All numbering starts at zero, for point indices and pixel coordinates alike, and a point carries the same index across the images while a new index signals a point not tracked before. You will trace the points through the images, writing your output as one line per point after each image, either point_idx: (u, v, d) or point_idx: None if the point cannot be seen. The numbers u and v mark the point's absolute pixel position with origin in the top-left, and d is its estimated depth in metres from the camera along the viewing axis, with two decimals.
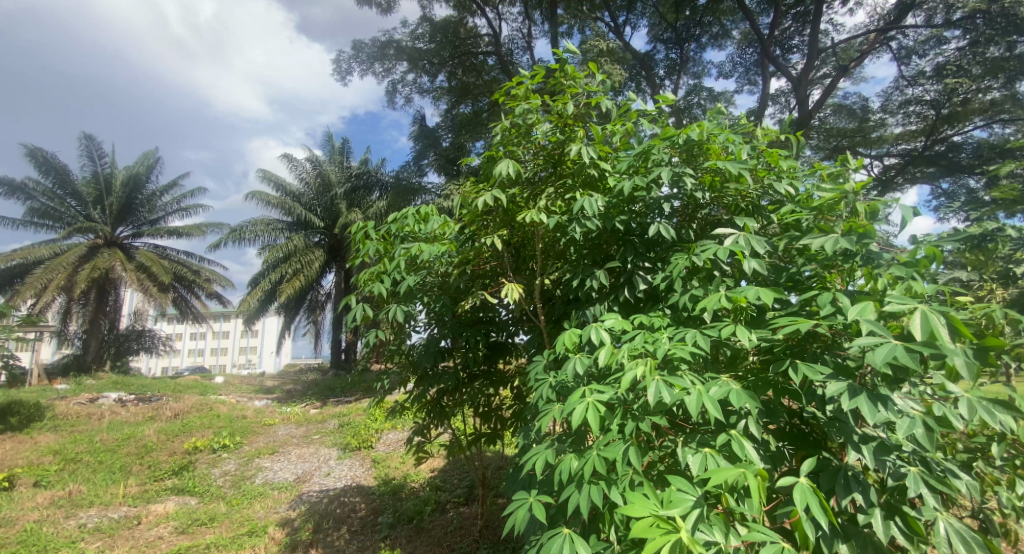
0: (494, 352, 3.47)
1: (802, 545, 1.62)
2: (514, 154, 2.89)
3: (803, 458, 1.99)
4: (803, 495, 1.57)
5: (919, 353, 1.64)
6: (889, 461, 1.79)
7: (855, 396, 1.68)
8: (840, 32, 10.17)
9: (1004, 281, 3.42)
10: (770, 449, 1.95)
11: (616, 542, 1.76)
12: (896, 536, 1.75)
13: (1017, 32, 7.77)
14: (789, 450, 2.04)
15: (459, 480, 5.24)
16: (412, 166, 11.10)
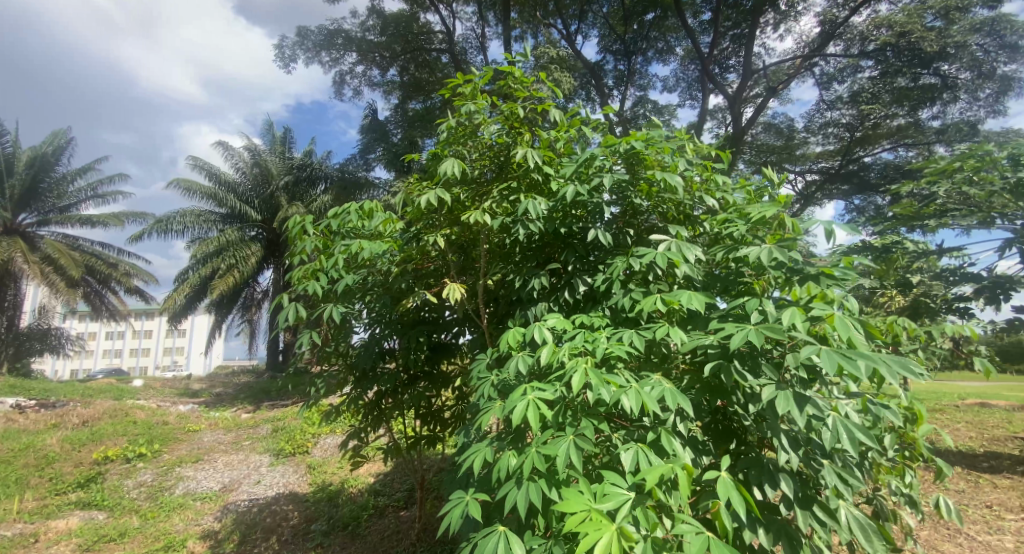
0: (436, 352, 3.38)
1: (723, 536, 1.68)
2: (460, 154, 2.85)
3: (725, 452, 2.05)
4: (727, 489, 1.62)
5: (831, 356, 1.76)
6: (802, 455, 1.88)
7: (774, 396, 1.76)
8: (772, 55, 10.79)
9: (904, 287, 4.25)
10: (697, 444, 2.00)
11: (548, 538, 1.75)
12: (806, 523, 1.88)
13: (921, 65, 8.62)
14: (713, 444, 2.10)
15: (399, 484, 5.12)
16: (358, 161, 10.81)
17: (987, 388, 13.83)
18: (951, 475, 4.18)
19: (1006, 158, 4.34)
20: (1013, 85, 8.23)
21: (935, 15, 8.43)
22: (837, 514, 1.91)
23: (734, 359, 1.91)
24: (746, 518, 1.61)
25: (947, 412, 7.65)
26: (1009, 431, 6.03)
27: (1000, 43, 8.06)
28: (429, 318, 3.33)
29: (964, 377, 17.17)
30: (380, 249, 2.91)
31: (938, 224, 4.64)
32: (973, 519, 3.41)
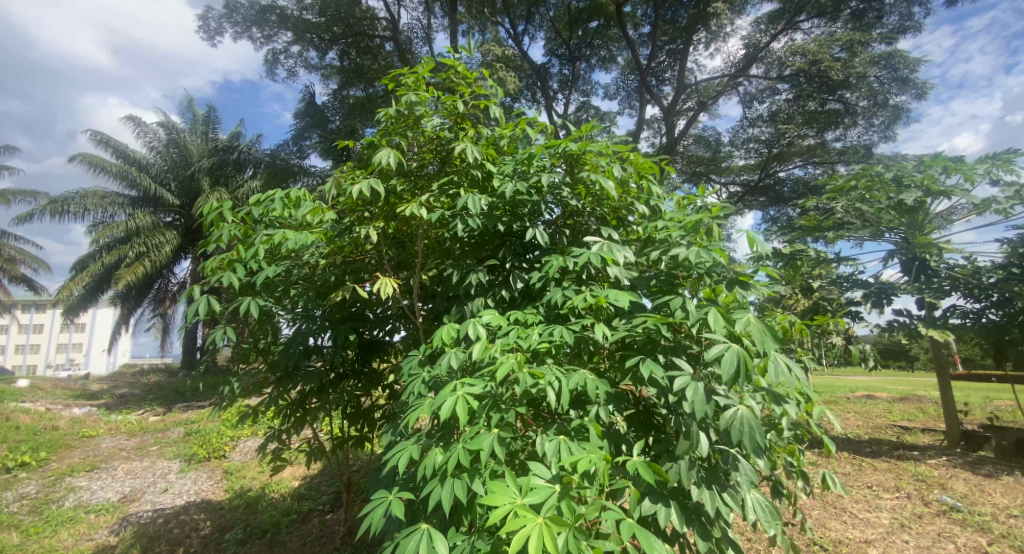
0: (366, 349, 3.26)
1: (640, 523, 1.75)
2: (399, 145, 2.78)
3: (645, 442, 2.13)
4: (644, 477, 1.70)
5: (744, 355, 1.88)
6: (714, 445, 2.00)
7: (692, 391, 1.87)
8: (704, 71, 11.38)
9: (805, 291, 4.80)
10: (622, 437, 2.05)
11: (473, 533, 1.73)
12: (717, 507, 1.98)
13: (829, 91, 9.40)
14: (633, 434, 2.18)
15: (325, 487, 4.93)
16: (291, 146, 10.10)
17: (875, 381, 15.39)
18: (840, 460, 4.59)
19: (896, 178, 4.80)
20: (901, 115, 9.18)
21: (841, 47, 9.21)
22: (744, 499, 2.05)
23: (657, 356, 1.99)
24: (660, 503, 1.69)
25: (840, 404, 8.43)
26: (890, 420, 6.74)
27: (894, 76, 8.95)
28: (360, 314, 3.21)
29: (856, 372, 18.94)
30: (307, 240, 2.77)
31: (835, 235, 5.17)
32: (857, 499, 3.75)
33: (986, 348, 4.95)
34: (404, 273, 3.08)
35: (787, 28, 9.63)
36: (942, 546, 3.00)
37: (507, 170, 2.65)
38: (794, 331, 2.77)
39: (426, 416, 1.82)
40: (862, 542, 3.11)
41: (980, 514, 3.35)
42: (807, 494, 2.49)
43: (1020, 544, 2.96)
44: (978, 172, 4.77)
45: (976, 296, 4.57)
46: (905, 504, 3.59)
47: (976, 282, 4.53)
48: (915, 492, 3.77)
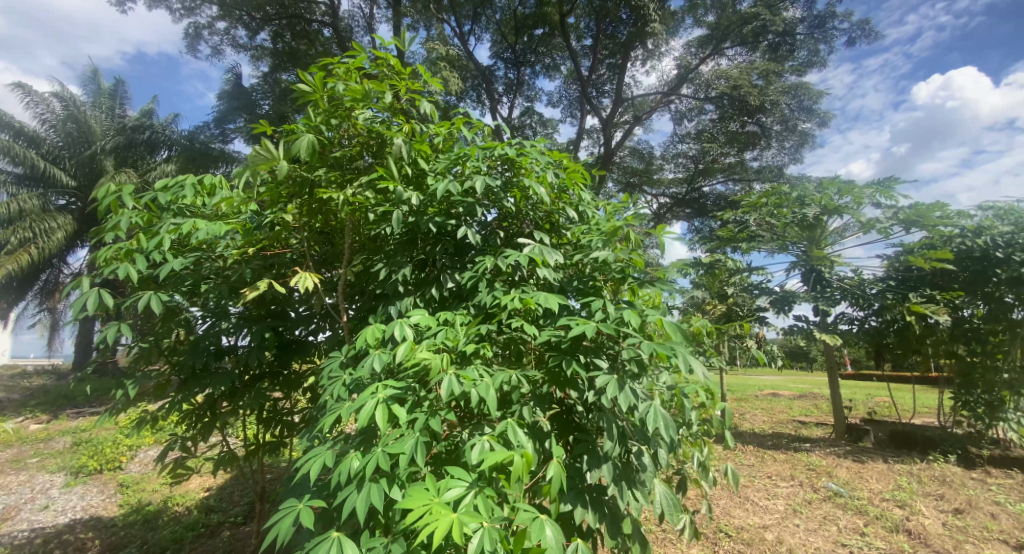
0: (284, 350, 3.07)
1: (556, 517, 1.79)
2: (327, 135, 2.67)
3: (567, 441, 2.19)
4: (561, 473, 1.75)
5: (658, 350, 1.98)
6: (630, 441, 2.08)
7: (608, 387, 1.95)
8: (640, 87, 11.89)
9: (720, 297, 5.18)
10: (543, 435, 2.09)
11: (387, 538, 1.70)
12: (629, 501, 2.05)
13: (748, 114, 10.14)
14: (555, 434, 2.22)
15: (238, 498, 4.63)
16: (212, 129, 9.45)
17: (782, 380, 16.78)
18: (745, 453, 4.94)
19: (798, 197, 5.29)
20: (807, 140, 10.11)
21: (759, 75, 9.99)
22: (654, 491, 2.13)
23: (577, 356, 2.06)
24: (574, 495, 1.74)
25: (750, 401, 9.13)
26: (791, 416, 7.38)
27: (801, 105, 9.82)
28: (280, 311, 3.05)
29: (764, 372, 20.59)
30: (220, 232, 2.60)
31: (748, 246, 5.64)
32: (757, 488, 4.06)
33: (868, 351, 5.52)
34: (329, 270, 2.97)
35: (713, 53, 10.31)
36: (826, 529, 3.31)
37: (441, 168, 2.63)
38: (705, 333, 2.95)
39: (343, 419, 1.79)
40: (760, 527, 3.36)
41: (858, 498, 3.73)
42: (714, 484, 2.64)
43: (890, 524, 3.32)
44: (866, 194, 5.34)
45: (862, 305, 5.10)
46: (798, 491, 3.93)
47: (862, 293, 5.03)
48: (806, 480, 4.14)
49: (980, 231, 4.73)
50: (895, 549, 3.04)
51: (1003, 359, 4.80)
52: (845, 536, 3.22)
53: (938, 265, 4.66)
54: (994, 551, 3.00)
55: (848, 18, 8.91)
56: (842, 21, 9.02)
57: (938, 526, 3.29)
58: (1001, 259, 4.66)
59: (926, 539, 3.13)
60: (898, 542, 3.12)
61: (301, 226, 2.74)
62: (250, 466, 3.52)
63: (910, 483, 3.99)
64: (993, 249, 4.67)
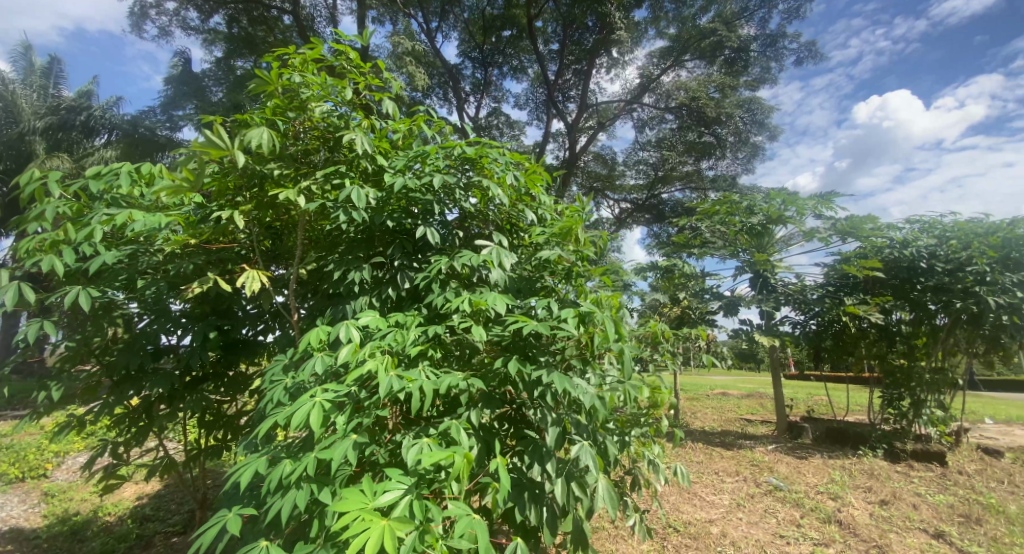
0: (230, 350, 2.94)
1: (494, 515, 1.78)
2: (280, 127, 2.58)
3: (516, 440, 2.19)
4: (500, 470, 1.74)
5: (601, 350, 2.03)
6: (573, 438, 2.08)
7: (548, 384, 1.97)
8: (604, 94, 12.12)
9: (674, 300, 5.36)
10: (489, 437, 2.09)
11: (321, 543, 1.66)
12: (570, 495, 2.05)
13: (704, 125, 10.51)
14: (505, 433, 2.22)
15: (176, 506, 4.41)
16: (158, 115, 8.98)
17: (733, 380, 17.43)
18: (695, 450, 5.10)
19: (748, 206, 5.52)
20: (758, 152, 10.57)
21: (716, 88, 10.37)
22: (596, 485, 2.12)
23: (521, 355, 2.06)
24: (512, 492, 1.74)
25: (702, 400, 9.47)
26: (738, 414, 7.70)
27: (754, 119, 10.27)
28: (226, 309, 2.92)
29: (714, 373, 21.42)
30: (158, 224, 2.47)
31: (700, 251, 5.87)
32: (704, 484, 4.20)
33: (808, 352, 5.76)
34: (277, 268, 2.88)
35: (674, 64, 10.61)
36: (767, 522, 3.46)
37: (400, 165, 2.58)
38: (658, 335, 3.00)
39: (277, 424, 1.74)
40: (706, 522, 3.47)
41: (796, 492, 3.92)
42: (665, 482, 2.66)
43: (824, 515, 3.50)
44: (809, 206, 5.63)
45: (803, 310, 5.34)
46: (742, 486, 4.09)
47: (803, 298, 5.29)
48: (750, 475, 4.32)
49: (906, 243, 5.07)
50: (827, 540, 3.20)
51: (923, 357, 5.18)
52: (783, 528, 3.37)
53: (868, 273, 4.97)
54: (917, 539, 3.21)
55: (797, 39, 9.38)
56: (792, 41, 9.49)
57: (865, 517, 3.49)
58: (924, 269, 5.02)
59: (855, 529, 3.31)
60: (831, 533, 3.29)
61: (250, 221, 2.64)
62: (188, 472, 3.36)
63: (842, 476, 4.24)
64: (917, 260, 5.02)
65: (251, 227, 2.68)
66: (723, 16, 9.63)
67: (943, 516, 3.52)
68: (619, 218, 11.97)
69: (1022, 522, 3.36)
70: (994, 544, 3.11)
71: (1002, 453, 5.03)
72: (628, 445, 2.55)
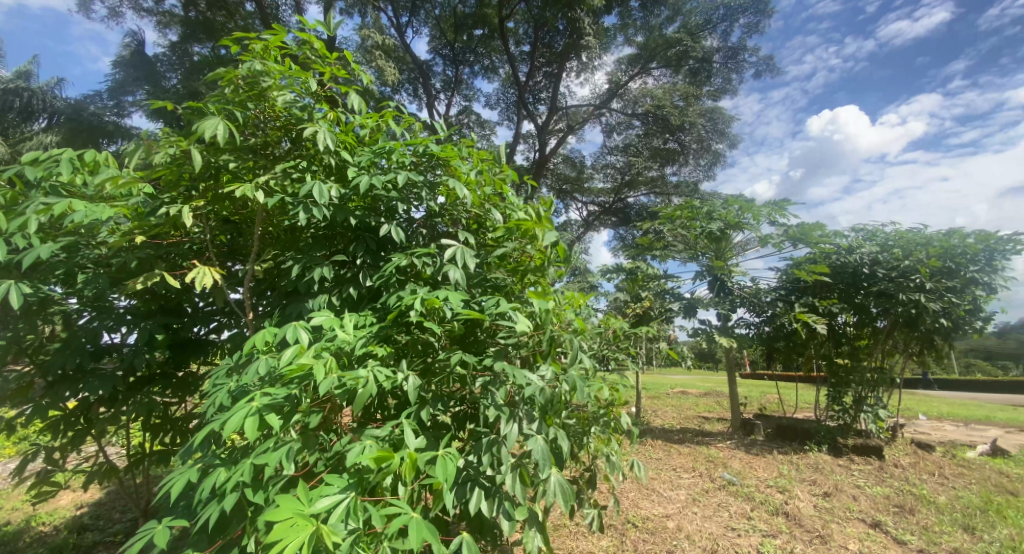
0: (180, 349, 2.85)
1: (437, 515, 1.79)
2: (239, 117, 2.52)
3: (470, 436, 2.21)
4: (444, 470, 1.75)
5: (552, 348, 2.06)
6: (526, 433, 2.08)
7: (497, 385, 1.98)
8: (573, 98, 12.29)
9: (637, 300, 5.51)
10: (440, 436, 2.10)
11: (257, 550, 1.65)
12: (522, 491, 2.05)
13: (668, 132, 10.80)
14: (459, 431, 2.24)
15: (119, 515, 4.23)
16: (104, 100, 8.44)
17: (693, 379, 17.92)
18: (654, 447, 5.25)
19: (708, 212, 5.71)
20: (719, 160, 10.93)
21: (680, 97, 10.67)
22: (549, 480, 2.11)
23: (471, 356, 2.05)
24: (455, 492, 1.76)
25: (663, 398, 9.75)
26: (697, 411, 7.96)
27: (715, 128, 10.61)
28: (175, 306, 2.83)
29: (675, 371, 22.11)
30: (100, 215, 2.36)
31: (663, 254, 6.06)
32: (661, 479, 4.34)
33: (762, 352, 6.04)
34: (232, 264, 2.79)
35: (641, 72, 10.85)
36: (719, 515, 3.61)
37: (365, 161, 2.56)
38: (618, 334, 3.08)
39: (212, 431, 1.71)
40: (663, 516, 3.59)
41: (747, 486, 4.10)
42: (622, 476, 2.70)
43: (772, 508, 3.68)
44: (765, 212, 5.87)
45: (757, 312, 5.59)
46: (697, 482, 4.24)
47: (758, 301, 5.51)
48: (705, 471, 4.49)
49: (852, 250, 5.38)
50: (775, 531, 3.37)
51: (865, 357, 5.55)
52: (734, 521, 3.52)
53: (817, 277, 5.23)
54: (855, 528, 3.42)
55: (756, 53, 9.76)
56: (752, 55, 9.86)
57: (810, 508, 3.68)
58: (867, 274, 5.31)
59: (800, 520, 3.49)
60: (778, 524, 3.46)
61: (205, 215, 2.56)
62: (132, 478, 3.23)
63: (789, 470, 4.46)
64: (861, 266, 5.33)
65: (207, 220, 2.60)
66: (688, 27, 9.91)
67: (880, 506, 3.75)
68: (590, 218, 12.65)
69: (950, 512, 3.62)
70: (925, 532, 3.34)
71: (934, 447, 5.39)
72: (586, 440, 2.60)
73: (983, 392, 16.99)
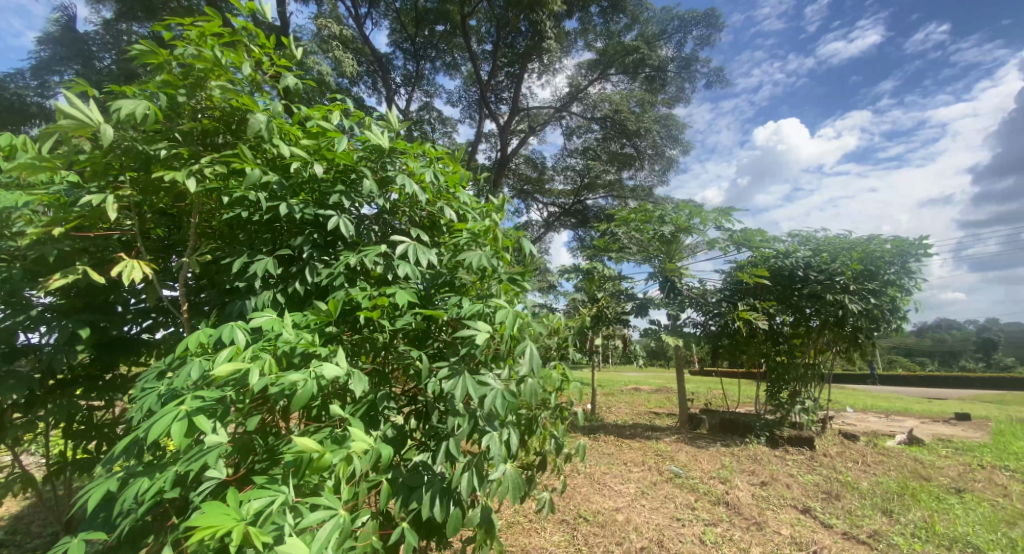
0: (108, 350, 2.57)
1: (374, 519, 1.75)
2: (172, 104, 2.38)
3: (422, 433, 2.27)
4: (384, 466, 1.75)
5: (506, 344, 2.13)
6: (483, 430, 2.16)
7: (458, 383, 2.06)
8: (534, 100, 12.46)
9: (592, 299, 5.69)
10: (389, 436, 2.11)
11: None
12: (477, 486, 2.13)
13: (624, 137, 11.11)
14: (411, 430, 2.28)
15: (38, 529, 3.97)
16: (26, 81, 7.06)
17: (645, 377, 18.61)
18: (606, 442, 5.42)
19: (660, 215, 5.95)
20: (673, 165, 11.33)
21: (637, 103, 10.98)
22: (503, 473, 2.17)
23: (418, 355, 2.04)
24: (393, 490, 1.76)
25: (616, 395, 10.06)
26: (648, 407, 8.25)
27: (669, 134, 11.02)
28: (104, 303, 2.55)
29: (629, 371, 22.67)
30: (14, 204, 2.23)
31: (618, 255, 6.29)
32: (610, 472, 4.51)
33: (708, 351, 6.33)
34: (169, 258, 2.66)
35: (600, 77, 11.10)
36: (665, 506, 3.78)
37: (310, 153, 2.49)
38: (570, 331, 3.19)
39: (136, 437, 1.61)
40: (611, 509, 3.74)
41: (692, 477, 4.32)
42: (568, 460, 2.81)
43: (714, 498, 3.89)
44: (712, 217, 6.18)
45: (704, 312, 5.86)
46: (646, 475, 4.42)
47: (705, 301, 5.77)
48: (654, 464, 4.68)
49: (788, 254, 5.76)
50: (715, 519, 3.57)
51: (799, 354, 5.87)
52: (679, 511, 3.71)
53: (758, 279, 5.55)
54: (786, 514, 3.66)
55: (708, 64, 10.22)
56: (703, 66, 10.30)
57: (749, 497, 3.91)
58: (801, 278, 5.68)
59: (738, 509, 3.72)
60: (719, 513, 3.66)
61: (135, 204, 2.43)
62: (54, 489, 3.05)
63: (731, 461, 4.72)
64: (796, 270, 5.69)
65: (137, 211, 2.46)
66: (645, 36, 10.19)
67: (810, 493, 4.03)
68: (548, 219, 12.69)
69: (871, 496, 3.93)
70: (849, 516, 3.62)
71: (859, 438, 5.82)
72: (537, 427, 2.67)
73: (907, 388, 18.38)
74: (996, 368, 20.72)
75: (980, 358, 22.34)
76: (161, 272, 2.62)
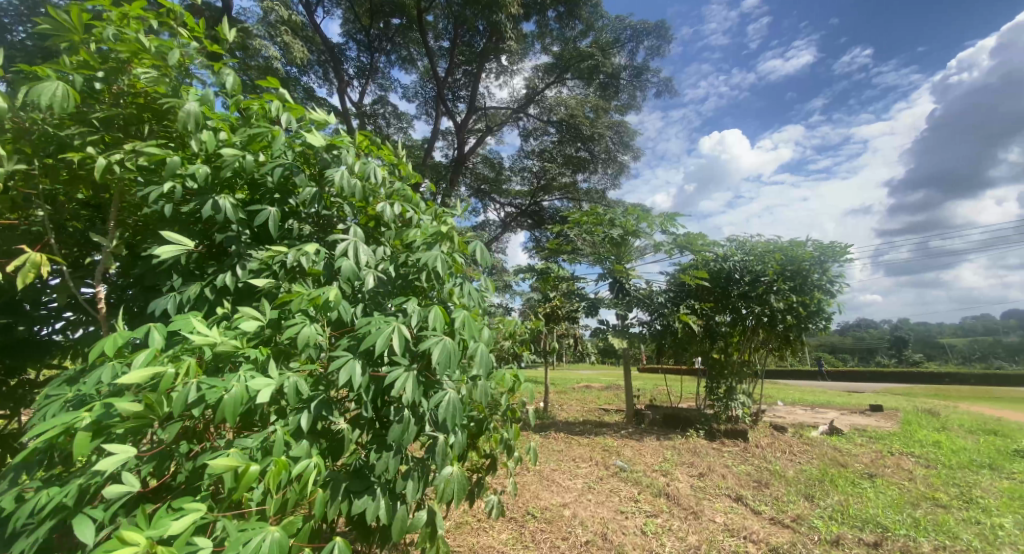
0: (12, 353, 2.35)
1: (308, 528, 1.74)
2: (90, 88, 2.21)
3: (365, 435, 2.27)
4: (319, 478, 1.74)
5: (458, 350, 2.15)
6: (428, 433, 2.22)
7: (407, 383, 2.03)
8: (491, 99, 12.53)
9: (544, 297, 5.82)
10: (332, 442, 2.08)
11: None
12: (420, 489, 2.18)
13: (579, 141, 11.36)
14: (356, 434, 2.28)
15: None
16: None
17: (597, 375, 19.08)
18: (556, 439, 5.55)
19: (610, 219, 6.15)
20: (624, 170, 11.70)
21: (591, 109, 11.26)
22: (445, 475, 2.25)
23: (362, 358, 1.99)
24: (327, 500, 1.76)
25: (568, 392, 10.29)
26: (597, 404, 8.50)
27: (621, 141, 11.40)
28: (9, 303, 2.33)
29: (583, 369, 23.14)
30: None
31: (570, 256, 6.49)
32: (558, 468, 4.64)
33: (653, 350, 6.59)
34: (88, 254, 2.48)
35: (556, 80, 11.30)
36: (610, 500, 3.95)
37: (245, 146, 2.38)
38: (520, 332, 3.27)
39: (36, 448, 1.51)
40: (559, 505, 3.85)
41: (636, 471, 4.51)
42: (519, 461, 2.87)
43: (656, 490, 4.08)
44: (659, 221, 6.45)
45: (649, 311, 6.15)
46: (593, 470, 4.58)
47: (650, 301, 6.07)
48: (600, 459, 4.85)
49: (727, 257, 6.10)
50: (656, 510, 3.75)
51: (735, 352, 6.23)
52: (623, 503, 3.88)
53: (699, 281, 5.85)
54: (720, 503, 3.89)
55: (658, 74, 10.61)
56: (653, 76, 10.71)
57: (687, 488, 4.14)
58: (736, 280, 6.02)
59: (678, 499, 3.92)
60: (659, 504, 3.85)
61: (48, 193, 2.32)
62: None
63: (672, 454, 4.96)
64: (732, 272, 6.01)
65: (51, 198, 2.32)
66: (599, 43, 10.46)
67: (743, 482, 4.30)
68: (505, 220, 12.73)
69: (796, 483, 4.24)
70: (776, 502, 3.89)
71: (787, 429, 6.23)
72: (487, 429, 2.73)
73: (835, 383, 19.74)
74: (908, 363, 22.73)
75: (893, 354, 24.48)
76: (74, 268, 2.48)
